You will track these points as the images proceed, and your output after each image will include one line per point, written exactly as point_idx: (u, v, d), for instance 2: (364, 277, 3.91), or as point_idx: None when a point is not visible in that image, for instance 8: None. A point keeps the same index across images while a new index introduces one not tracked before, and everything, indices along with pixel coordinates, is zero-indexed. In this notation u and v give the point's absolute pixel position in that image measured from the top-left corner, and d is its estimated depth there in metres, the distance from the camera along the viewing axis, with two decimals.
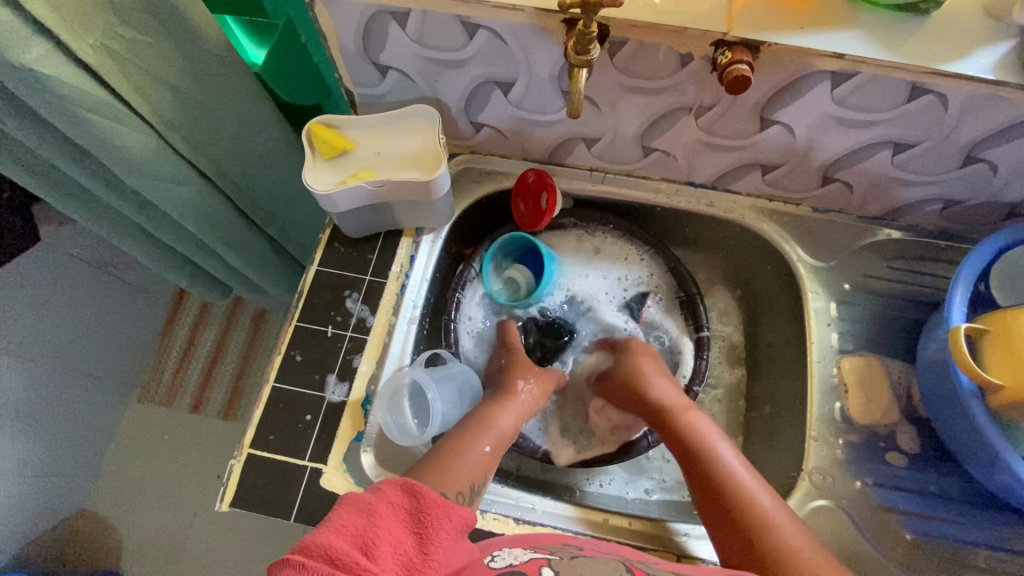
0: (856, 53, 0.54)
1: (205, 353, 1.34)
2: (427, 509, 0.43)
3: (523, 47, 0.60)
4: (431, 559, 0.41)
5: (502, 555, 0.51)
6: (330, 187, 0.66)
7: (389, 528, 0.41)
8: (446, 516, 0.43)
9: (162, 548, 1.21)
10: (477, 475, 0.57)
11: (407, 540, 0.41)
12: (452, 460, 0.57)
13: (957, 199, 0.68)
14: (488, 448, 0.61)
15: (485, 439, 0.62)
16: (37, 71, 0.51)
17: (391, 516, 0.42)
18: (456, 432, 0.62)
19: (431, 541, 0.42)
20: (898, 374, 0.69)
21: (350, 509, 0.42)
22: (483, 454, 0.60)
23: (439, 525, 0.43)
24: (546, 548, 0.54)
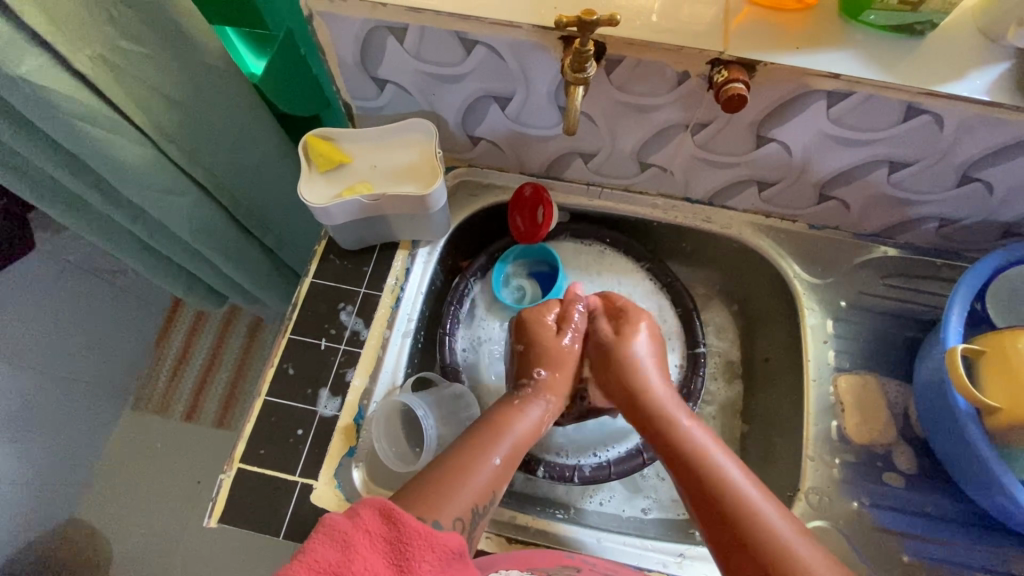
0: (851, 73, 0.54)
1: (199, 362, 1.33)
2: (407, 538, 0.40)
3: (521, 63, 0.60)
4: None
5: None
6: (326, 200, 0.66)
7: (365, 562, 0.38)
8: (429, 545, 0.40)
9: (150, 561, 1.19)
10: (480, 496, 0.53)
11: (387, 574, 0.38)
12: (459, 480, 0.53)
13: (953, 217, 0.68)
14: (498, 460, 0.57)
15: (496, 448, 0.57)
16: (33, 81, 0.51)
17: (367, 548, 0.39)
18: (469, 441, 0.58)
19: (413, 574, 0.39)
20: (895, 393, 0.68)
21: (321, 539, 0.39)
22: (491, 467, 0.56)
23: (422, 558, 0.40)
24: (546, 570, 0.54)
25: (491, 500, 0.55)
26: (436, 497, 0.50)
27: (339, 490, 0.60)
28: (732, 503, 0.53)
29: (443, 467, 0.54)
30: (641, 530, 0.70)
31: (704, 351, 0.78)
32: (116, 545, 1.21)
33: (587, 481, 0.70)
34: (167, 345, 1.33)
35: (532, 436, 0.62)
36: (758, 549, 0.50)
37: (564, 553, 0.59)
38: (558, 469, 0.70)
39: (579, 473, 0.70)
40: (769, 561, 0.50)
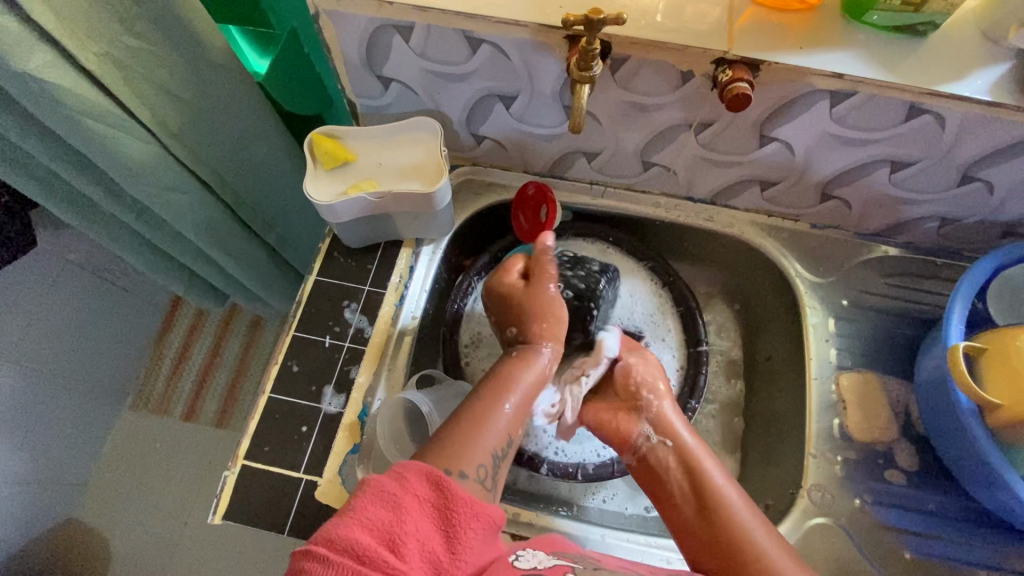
0: (854, 73, 0.55)
1: (199, 361, 1.33)
2: (454, 506, 0.43)
3: (526, 62, 0.61)
4: (457, 558, 0.42)
5: (526, 555, 0.49)
6: (331, 197, 0.66)
7: (415, 523, 0.42)
8: (473, 514, 0.44)
9: (150, 560, 1.19)
10: (497, 441, 0.54)
11: (435, 536, 0.42)
12: (475, 430, 0.54)
13: (954, 217, 0.69)
14: (508, 406, 0.58)
15: (505, 395, 0.58)
16: (40, 78, 0.51)
17: (418, 511, 0.42)
18: (478, 392, 0.59)
19: (458, 539, 0.43)
20: (896, 391, 0.69)
21: (375, 499, 0.42)
22: (505, 415, 0.57)
23: (466, 525, 0.43)
24: (569, 557, 0.51)
25: (509, 445, 0.56)
26: (456, 445, 0.52)
27: (344, 487, 0.60)
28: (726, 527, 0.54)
29: (456, 419, 0.55)
30: (644, 528, 0.70)
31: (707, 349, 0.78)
32: (117, 543, 1.20)
33: (590, 478, 0.71)
34: (167, 343, 1.33)
35: (540, 384, 0.62)
36: (748, 574, 0.51)
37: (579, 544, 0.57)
38: (561, 467, 0.71)
39: (582, 471, 0.71)
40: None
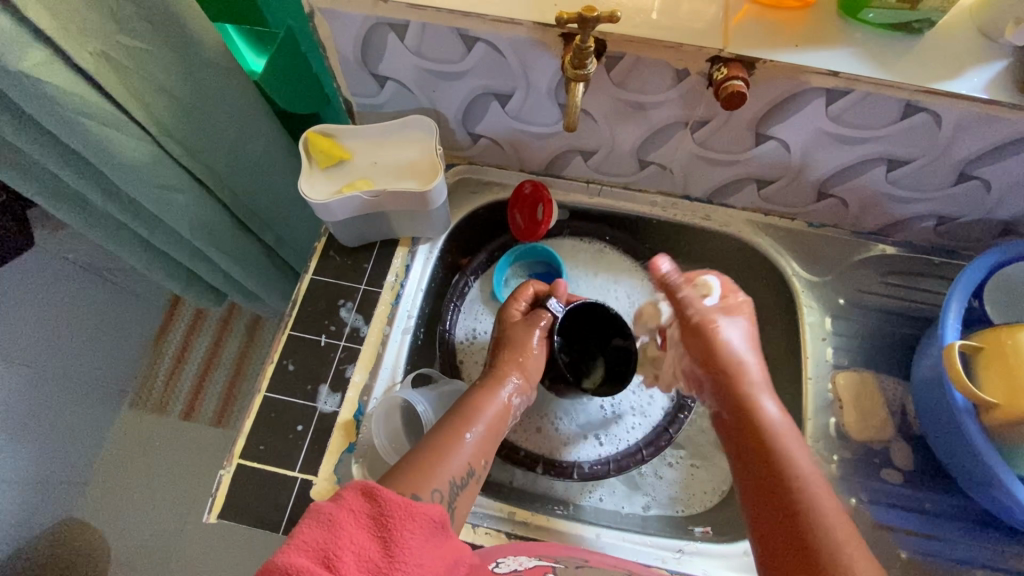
0: (850, 71, 0.54)
1: (198, 360, 1.33)
2: (389, 511, 0.41)
3: (521, 60, 0.61)
4: (398, 562, 0.40)
5: (506, 560, 0.53)
6: (326, 195, 0.66)
7: (351, 537, 0.40)
8: (410, 516, 0.42)
9: (148, 559, 1.19)
10: (456, 470, 0.54)
11: (372, 545, 0.40)
12: (434, 460, 0.53)
13: (950, 216, 0.69)
14: (470, 435, 0.58)
15: (466, 424, 0.59)
16: (33, 77, 0.51)
17: (352, 524, 0.40)
18: (444, 422, 0.59)
19: (397, 543, 0.40)
20: (892, 390, 0.69)
21: (308, 522, 0.40)
22: (466, 444, 0.57)
23: (404, 527, 0.41)
24: (551, 556, 0.55)
25: (471, 475, 0.55)
26: (425, 468, 0.52)
27: (338, 486, 0.60)
28: (800, 500, 0.50)
29: (421, 448, 0.55)
30: (643, 527, 0.70)
31: None
32: (116, 542, 1.21)
33: (587, 477, 0.71)
34: (165, 343, 1.33)
35: (502, 418, 0.62)
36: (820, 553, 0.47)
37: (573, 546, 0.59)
38: (559, 466, 0.71)
39: (579, 469, 0.71)
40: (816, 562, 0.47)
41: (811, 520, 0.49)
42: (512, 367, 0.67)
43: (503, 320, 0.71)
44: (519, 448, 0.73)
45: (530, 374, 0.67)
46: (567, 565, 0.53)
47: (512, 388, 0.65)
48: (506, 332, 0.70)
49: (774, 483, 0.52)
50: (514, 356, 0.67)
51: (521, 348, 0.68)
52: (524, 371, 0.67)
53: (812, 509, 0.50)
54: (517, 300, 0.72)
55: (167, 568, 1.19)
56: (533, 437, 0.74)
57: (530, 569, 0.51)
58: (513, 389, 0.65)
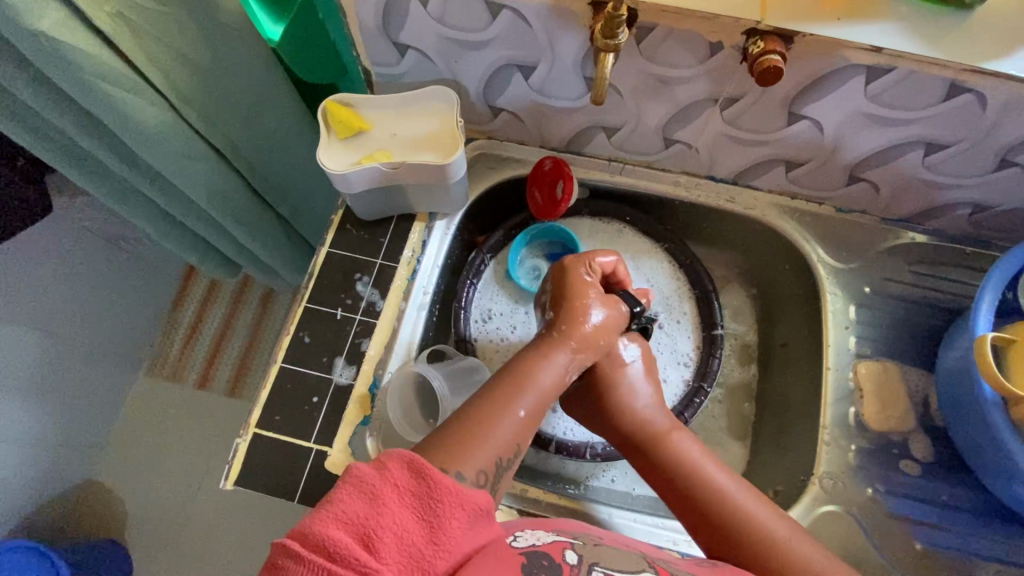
0: (894, 46, 0.52)
1: (213, 330, 1.35)
2: (439, 497, 0.40)
3: (547, 30, 0.59)
4: (442, 549, 0.39)
5: (524, 535, 0.49)
6: (344, 167, 0.65)
7: (393, 516, 0.39)
8: (459, 504, 0.41)
9: (165, 521, 1.23)
10: (502, 447, 0.49)
11: (416, 527, 0.39)
12: (478, 434, 0.48)
13: (987, 204, 0.66)
14: (523, 411, 0.52)
15: (519, 398, 0.52)
16: (50, 36, 0.50)
17: (396, 502, 0.40)
18: (491, 392, 0.52)
19: (442, 531, 0.40)
20: (915, 381, 0.68)
21: (351, 491, 0.39)
22: (515, 419, 0.51)
23: (453, 515, 0.40)
24: (569, 534, 0.50)
25: (516, 454, 0.51)
26: (467, 455, 0.47)
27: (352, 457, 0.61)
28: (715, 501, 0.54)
29: (456, 424, 0.49)
30: (654, 509, 0.70)
31: (721, 332, 0.76)
32: (134, 505, 1.24)
33: (600, 457, 0.70)
34: (182, 311, 1.37)
35: (558, 390, 0.56)
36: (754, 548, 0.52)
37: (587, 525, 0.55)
38: (571, 445, 0.70)
39: (592, 449, 0.70)
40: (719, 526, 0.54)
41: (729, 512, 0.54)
42: (569, 327, 0.58)
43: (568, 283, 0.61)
44: (531, 426, 0.71)
45: (597, 338, 0.58)
46: (586, 543, 0.48)
47: (570, 360, 0.57)
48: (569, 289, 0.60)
49: (670, 477, 0.57)
50: (584, 319, 0.58)
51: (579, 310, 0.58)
52: (592, 343, 0.58)
53: (696, 480, 0.56)
54: (587, 265, 0.63)
55: (183, 530, 1.23)
56: (545, 417, 0.73)
57: (549, 544, 0.47)
58: (570, 365, 0.57)
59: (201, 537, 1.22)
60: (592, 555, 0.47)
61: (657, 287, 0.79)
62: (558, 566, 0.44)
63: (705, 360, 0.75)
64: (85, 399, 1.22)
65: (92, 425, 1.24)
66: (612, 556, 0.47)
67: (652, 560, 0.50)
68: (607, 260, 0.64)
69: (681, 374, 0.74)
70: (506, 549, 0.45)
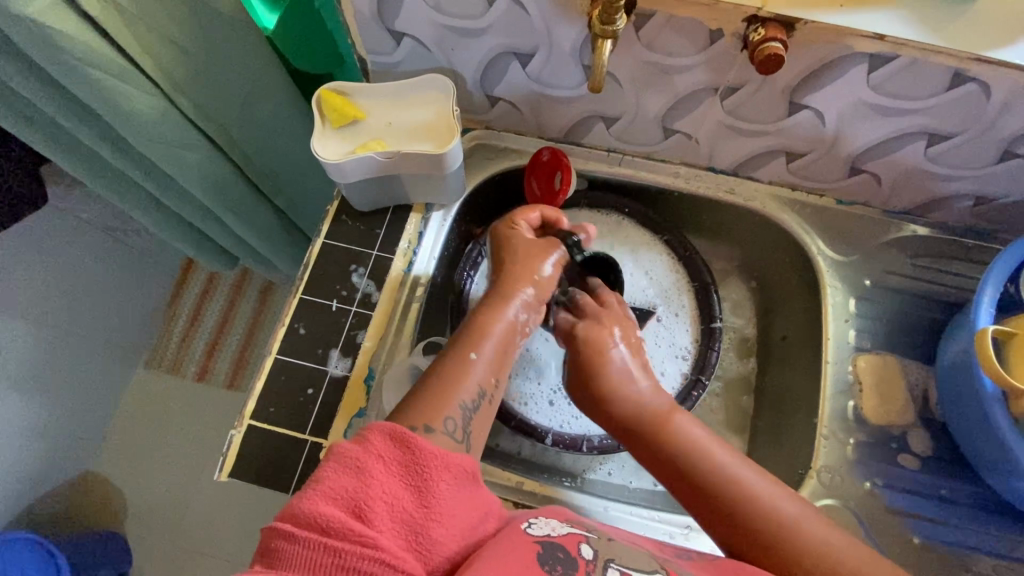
0: (898, 34, 0.51)
1: (211, 323, 1.35)
2: (424, 461, 0.41)
3: (544, 17, 0.58)
4: (432, 513, 0.40)
5: (539, 521, 0.48)
6: (339, 156, 0.64)
7: (382, 485, 0.39)
8: (445, 466, 0.41)
9: (164, 513, 1.23)
10: (467, 392, 0.50)
11: (405, 495, 0.40)
12: (449, 382, 0.50)
13: (990, 196, 0.66)
14: (476, 355, 0.53)
15: (473, 343, 0.53)
16: (39, 22, 0.49)
17: (384, 472, 0.40)
18: (450, 345, 0.54)
19: (431, 493, 0.40)
20: (915, 375, 0.67)
21: (338, 467, 0.39)
22: (474, 365, 0.52)
23: (440, 478, 0.41)
24: (583, 526, 0.49)
25: (483, 397, 0.52)
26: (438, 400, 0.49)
27: None
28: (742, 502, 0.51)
29: (430, 378, 0.51)
30: (651, 502, 0.70)
31: (720, 326, 0.76)
32: (133, 497, 1.24)
33: (596, 450, 0.70)
34: (181, 302, 1.37)
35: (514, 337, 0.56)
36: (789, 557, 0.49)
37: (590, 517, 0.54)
38: (568, 438, 0.70)
39: (589, 443, 0.70)
40: (747, 529, 0.51)
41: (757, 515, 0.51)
42: (517, 282, 0.58)
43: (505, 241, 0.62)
44: (528, 419, 0.71)
45: (546, 289, 0.60)
46: (600, 538, 0.47)
47: (520, 305, 0.57)
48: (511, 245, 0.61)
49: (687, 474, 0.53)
50: (530, 269, 0.59)
51: (529, 265, 0.59)
52: (536, 286, 0.59)
53: (724, 477, 0.52)
54: (512, 223, 0.63)
55: (182, 522, 1.23)
56: (542, 410, 0.72)
57: (565, 535, 0.46)
58: (523, 306, 0.58)
59: (200, 529, 1.22)
60: (607, 550, 0.46)
61: (655, 280, 0.78)
62: (573, 560, 0.43)
63: (703, 353, 0.74)
64: (83, 391, 1.22)
65: (90, 418, 1.24)
66: (627, 555, 0.46)
67: (666, 564, 0.48)
68: (536, 216, 0.64)
69: (679, 367, 0.74)
70: (520, 536, 0.45)
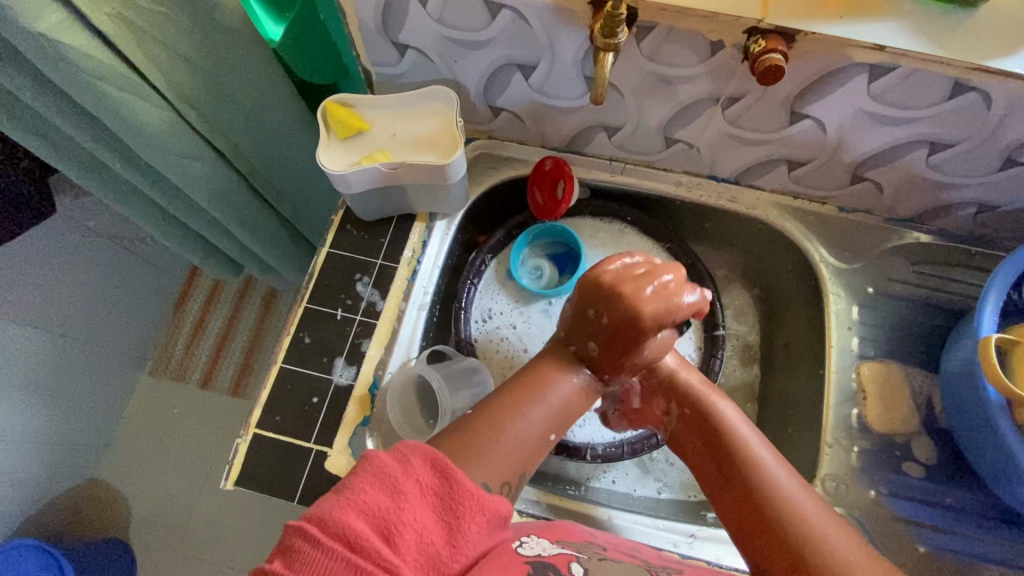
0: (897, 45, 0.51)
1: (216, 330, 1.35)
2: (459, 498, 0.41)
3: (547, 30, 0.58)
4: (458, 554, 0.40)
5: (530, 541, 0.48)
6: (345, 167, 0.65)
7: (414, 511, 0.39)
8: (478, 508, 0.41)
9: (168, 520, 1.24)
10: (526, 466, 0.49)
11: (435, 527, 0.40)
12: (490, 434, 0.48)
13: (992, 203, 0.66)
14: (553, 436, 0.53)
15: (554, 426, 0.53)
16: (50, 38, 0.50)
17: (417, 498, 0.40)
18: (503, 395, 0.52)
19: (461, 533, 0.40)
20: (919, 382, 0.67)
21: (373, 482, 0.39)
22: (526, 424, 0.51)
23: (471, 518, 0.41)
24: (573, 547, 0.49)
25: (525, 474, 0.50)
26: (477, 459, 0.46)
27: (352, 457, 0.61)
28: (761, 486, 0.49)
29: (476, 423, 0.49)
30: (655, 510, 0.70)
31: (723, 333, 0.76)
32: (137, 504, 1.25)
33: (600, 458, 0.70)
34: (186, 310, 1.36)
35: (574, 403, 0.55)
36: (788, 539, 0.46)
37: (588, 531, 0.55)
38: (571, 446, 0.70)
39: (592, 450, 0.70)
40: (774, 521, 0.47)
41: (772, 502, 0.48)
42: (615, 369, 0.56)
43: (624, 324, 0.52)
44: None
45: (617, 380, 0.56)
46: (591, 558, 0.47)
47: (581, 385, 0.55)
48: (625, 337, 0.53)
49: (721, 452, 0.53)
50: (625, 374, 0.56)
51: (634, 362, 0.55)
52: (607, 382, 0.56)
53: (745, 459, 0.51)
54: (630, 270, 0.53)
55: (185, 529, 1.23)
56: None
57: (554, 556, 0.46)
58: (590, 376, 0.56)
59: (204, 537, 1.22)
60: (597, 568, 0.46)
61: None
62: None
63: (706, 360, 0.74)
64: (88, 399, 1.22)
65: (94, 425, 1.24)
66: (618, 572, 0.46)
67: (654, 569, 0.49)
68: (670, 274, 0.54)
69: None
70: (512, 555, 0.44)
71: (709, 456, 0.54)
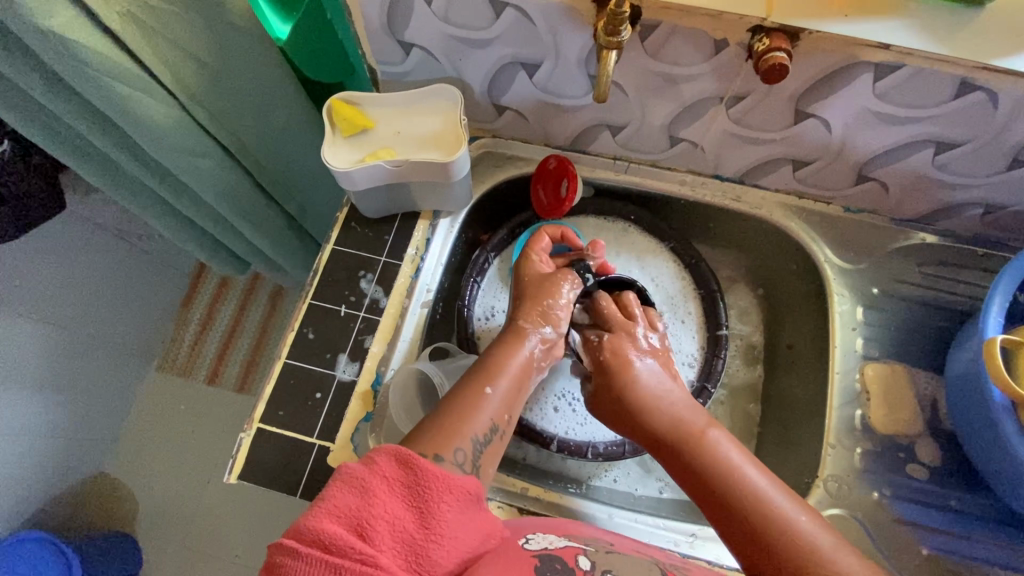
0: (902, 44, 0.51)
1: (223, 327, 1.37)
2: (425, 482, 0.41)
3: (551, 28, 0.59)
4: (433, 534, 0.39)
5: (536, 538, 0.49)
6: (348, 164, 0.65)
7: (384, 504, 0.39)
8: (446, 488, 0.41)
9: (173, 514, 1.25)
10: (479, 426, 0.51)
11: (407, 514, 0.40)
12: (452, 416, 0.51)
13: (999, 204, 0.65)
14: (492, 390, 0.55)
15: (488, 378, 0.55)
16: (60, 35, 0.51)
17: (386, 492, 0.40)
18: (462, 380, 0.56)
19: (433, 516, 0.40)
20: (924, 384, 0.67)
21: (341, 486, 0.40)
22: (488, 399, 0.54)
23: (440, 499, 0.41)
24: (580, 540, 0.50)
25: (495, 431, 0.53)
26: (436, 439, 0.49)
27: (355, 453, 0.61)
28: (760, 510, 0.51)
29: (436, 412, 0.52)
30: (656, 509, 0.70)
31: (726, 333, 0.76)
32: (143, 498, 1.26)
33: (601, 457, 0.70)
34: (192, 309, 1.38)
35: (526, 371, 0.58)
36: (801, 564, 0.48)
37: (594, 530, 0.55)
38: (573, 445, 0.70)
39: (594, 449, 0.70)
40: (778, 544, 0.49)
41: (772, 526, 0.50)
42: (529, 316, 0.61)
43: (521, 275, 0.66)
44: (533, 424, 0.71)
45: (561, 317, 0.62)
46: (598, 550, 0.48)
47: (535, 341, 0.60)
48: (527, 283, 0.64)
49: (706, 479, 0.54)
50: (531, 310, 0.61)
51: (539, 299, 0.62)
52: (550, 322, 0.61)
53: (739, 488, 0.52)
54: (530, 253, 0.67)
55: (190, 524, 1.24)
56: (547, 416, 0.72)
57: (561, 549, 0.47)
58: (538, 342, 0.60)
59: (209, 532, 1.23)
60: (604, 561, 0.46)
61: (661, 288, 0.78)
62: (571, 569, 0.44)
63: (709, 360, 0.74)
64: (97, 393, 1.24)
65: (101, 419, 1.26)
66: (624, 566, 0.46)
67: (668, 570, 0.48)
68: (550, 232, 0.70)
69: (685, 375, 0.74)
70: (519, 552, 0.45)
71: (699, 485, 0.55)
